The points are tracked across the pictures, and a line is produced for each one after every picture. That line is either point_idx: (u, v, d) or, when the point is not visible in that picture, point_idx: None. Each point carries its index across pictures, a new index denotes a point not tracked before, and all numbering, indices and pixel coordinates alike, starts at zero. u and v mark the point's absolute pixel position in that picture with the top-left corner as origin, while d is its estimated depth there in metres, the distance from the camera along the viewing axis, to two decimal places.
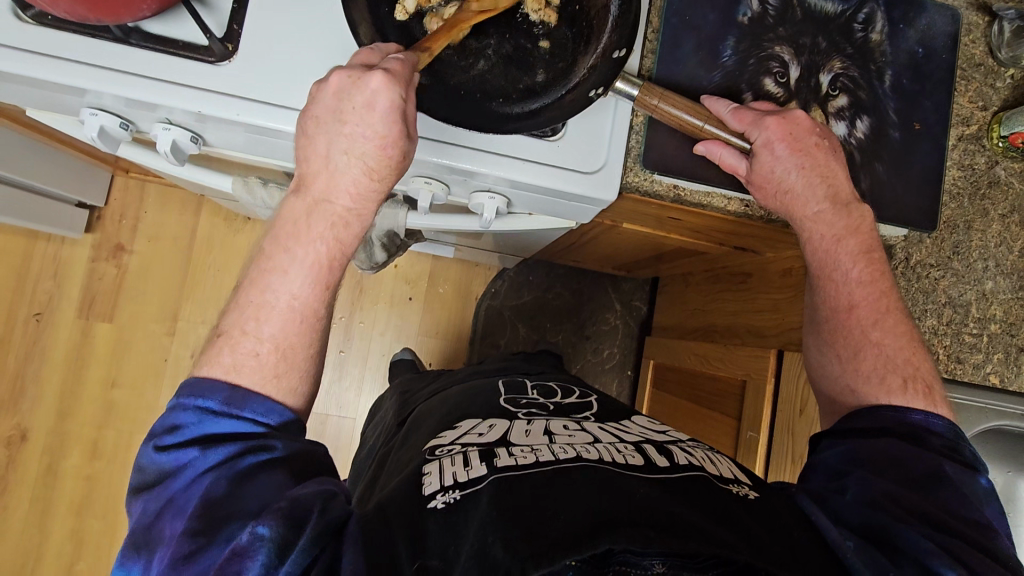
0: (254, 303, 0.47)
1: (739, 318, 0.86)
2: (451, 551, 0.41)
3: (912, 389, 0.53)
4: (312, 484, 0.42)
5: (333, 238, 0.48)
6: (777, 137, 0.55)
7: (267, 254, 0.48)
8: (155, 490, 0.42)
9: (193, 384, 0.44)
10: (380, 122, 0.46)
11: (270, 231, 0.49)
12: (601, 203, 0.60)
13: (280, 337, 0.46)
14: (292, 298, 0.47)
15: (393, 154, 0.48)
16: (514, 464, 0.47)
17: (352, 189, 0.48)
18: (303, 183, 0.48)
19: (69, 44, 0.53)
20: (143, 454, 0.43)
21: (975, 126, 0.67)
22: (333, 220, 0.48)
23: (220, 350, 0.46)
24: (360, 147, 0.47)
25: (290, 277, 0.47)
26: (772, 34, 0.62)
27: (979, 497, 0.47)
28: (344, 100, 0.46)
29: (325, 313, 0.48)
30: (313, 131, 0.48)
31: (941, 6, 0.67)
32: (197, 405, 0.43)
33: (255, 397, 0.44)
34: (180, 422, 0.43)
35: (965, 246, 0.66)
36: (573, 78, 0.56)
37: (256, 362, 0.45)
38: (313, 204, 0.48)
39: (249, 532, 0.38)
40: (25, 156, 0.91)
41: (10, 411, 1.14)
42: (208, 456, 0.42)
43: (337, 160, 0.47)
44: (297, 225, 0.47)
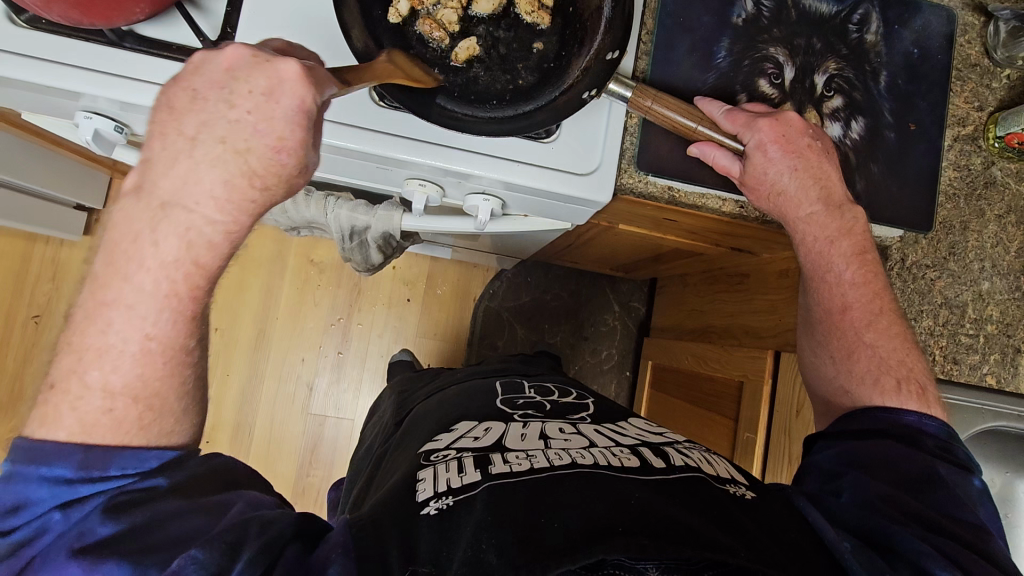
0: (93, 346, 0.39)
1: (736, 319, 0.86)
2: (443, 556, 0.41)
3: (906, 390, 0.53)
4: (230, 509, 0.40)
5: (190, 262, 0.40)
6: (769, 139, 0.55)
7: (102, 281, 0.39)
8: (4, 567, 0.36)
9: (30, 449, 0.38)
10: (280, 118, 0.39)
11: (102, 248, 0.40)
12: (595, 204, 0.59)
13: (137, 385, 0.40)
14: (144, 338, 0.40)
15: (286, 160, 0.40)
16: (509, 469, 0.47)
17: (216, 194, 0.39)
18: (150, 180, 0.39)
19: (62, 47, 0.53)
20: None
21: (971, 127, 0.67)
22: (185, 230, 0.39)
23: (57, 409, 0.39)
24: (247, 141, 0.39)
25: (136, 311, 0.39)
26: (767, 36, 0.62)
27: (974, 499, 0.47)
28: (239, 80, 0.39)
29: (191, 351, 0.42)
30: (185, 107, 0.39)
31: (937, 7, 0.67)
32: (40, 472, 0.37)
33: (121, 452, 0.39)
34: (21, 496, 0.37)
35: (961, 247, 0.66)
36: (566, 80, 0.56)
37: (110, 418, 0.39)
38: (161, 209, 0.39)
39: (180, 558, 0.35)
40: (22, 159, 0.91)
41: (8, 414, 1.14)
42: (74, 516, 0.37)
43: (206, 148, 0.39)
44: (139, 241, 0.39)
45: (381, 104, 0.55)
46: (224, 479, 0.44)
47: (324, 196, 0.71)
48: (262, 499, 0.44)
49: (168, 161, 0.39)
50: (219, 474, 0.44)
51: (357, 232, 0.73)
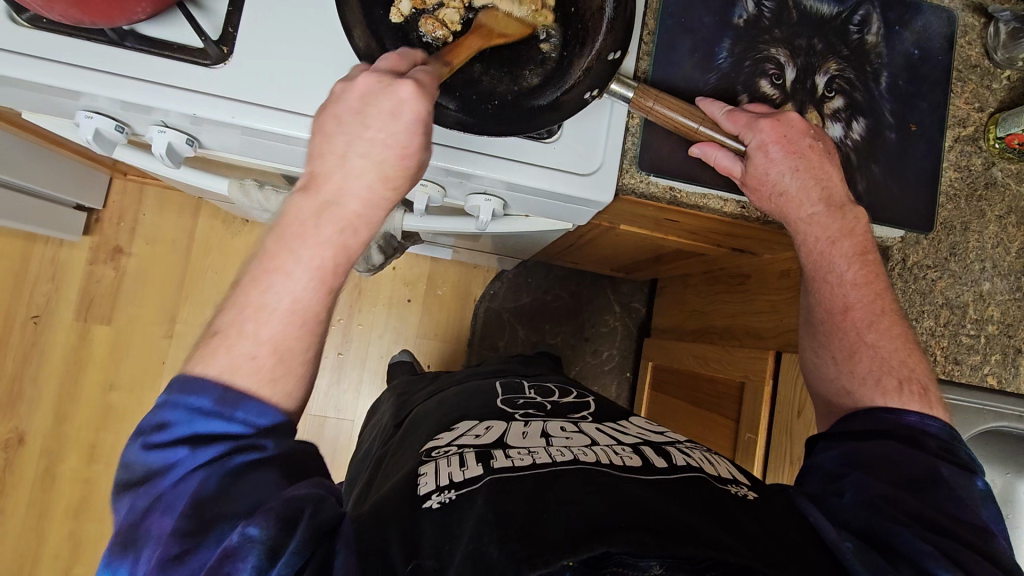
0: (253, 303, 0.44)
1: (737, 320, 0.86)
2: (446, 550, 0.41)
3: (908, 391, 0.53)
4: (301, 484, 0.40)
5: (340, 244, 0.45)
6: (770, 140, 0.55)
7: (270, 252, 0.45)
8: (142, 489, 0.40)
9: (184, 382, 0.42)
10: (403, 133, 0.44)
11: (272, 228, 0.46)
12: (597, 205, 0.60)
13: (279, 340, 0.44)
14: (293, 301, 0.44)
15: (411, 165, 0.46)
16: (511, 465, 0.47)
17: (363, 194, 0.45)
18: (311, 181, 0.45)
19: (63, 47, 0.53)
20: (129, 452, 0.41)
21: (971, 128, 0.67)
22: (340, 222, 0.45)
23: (214, 350, 0.43)
24: (380, 153, 0.45)
25: (292, 278, 0.44)
26: (768, 36, 0.62)
27: (976, 500, 0.47)
28: (369, 103, 0.44)
29: (326, 318, 0.46)
30: (332, 129, 0.45)
31: (937, 8, 0.67)
32: (187, 403, 0.41)
33: (251, 399, 0.42)
34: (168, 419, 0.41)
35: (962, 247, 0.66)
36: (568, 80, 0.56)
37: (252, 365, 0.43)
38: (320, 204, 0.45)
39: (238, 533, 0.37)
40: (22, 159, 0.91)
41: (8, 414, 1.14)
42: (200, 456, 0.40)
43: (353, 164, 0.45)
44: (304, 226, 0.45)
45: None
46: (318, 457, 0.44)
47: None
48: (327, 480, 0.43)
49: (326, 173, 0.45)
50: (316, 458, 0.44)
51: None
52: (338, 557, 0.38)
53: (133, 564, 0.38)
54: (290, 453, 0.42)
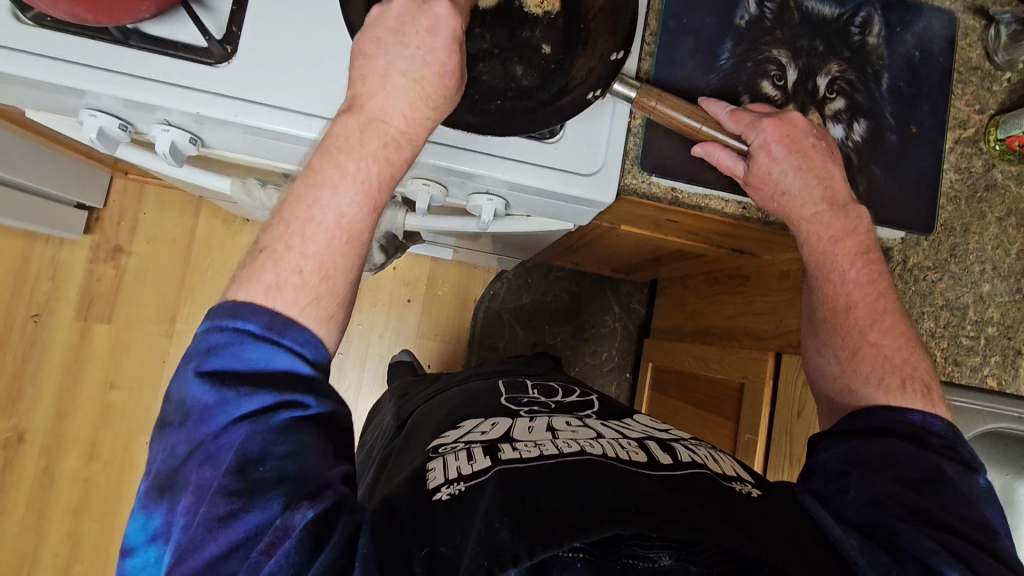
0: (300, 218, 0.44)
1: (737, 321, 0.86)
2: (458, 537, 0.41)
3: (911, 389, 0.53)
4: (336, 467, 0.41)
5: (384, 161, 0.46)
6: (774, 139, 0.56)
7: (316, 168, 0.45)
8: (189, 425, 0.40)
9: (233, 309, 0.42)
10: (441, 49, 0.46)
11: (317, 147, 0.46)
12: (599, 204, 0.60)
13: (325, 254, 0.44)
14: (339, 215, 0.45)
15: (450, 84, 0.47)
16: (519, 456, 0.47)
17: (406, 112, 0.46)
18: (356, 103, 0.46)
19: (67, 45, 0.53)
20: (180, 380, 0.41)
21: (972, 130, 0.67)
22: (383, 139, 0.46)
23: (262, 266, 0.43)
24: (419, 71, 0.46)
25: (339, 193, 0.45)
26: (769, 37, 0.63)
27: (979, 498, 0.47)
28: (408, 24, 0.46)
29: (367, 239, 0.47)
30: (373, 52, 0.46)
31: (938, 10, 0.67)
32: (237, 328, 0.41)
33: (297, 325, 0.42)
34: (218, 347, 0.41)
35: (962, 249, 0.66)
36: (571, 80, 0.56)
37: (298, 279, 0.43)
38: (367, 121, 0.46)
39: (297, 517, 0.37)
40: (25, 157, 0.91)
41: (8, 412, 1.14)
42: (246, 403, 0.40)
43: (394, 81, 0.46)
44: (349, 142, 0.45)
45: None
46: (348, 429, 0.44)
47: None
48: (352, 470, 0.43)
49: (367, 94, 0.46)
50: (348, 425, 0.44)
51: None
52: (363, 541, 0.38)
53: (177, 506, 0.39)
54: (331, 412, 0.42)
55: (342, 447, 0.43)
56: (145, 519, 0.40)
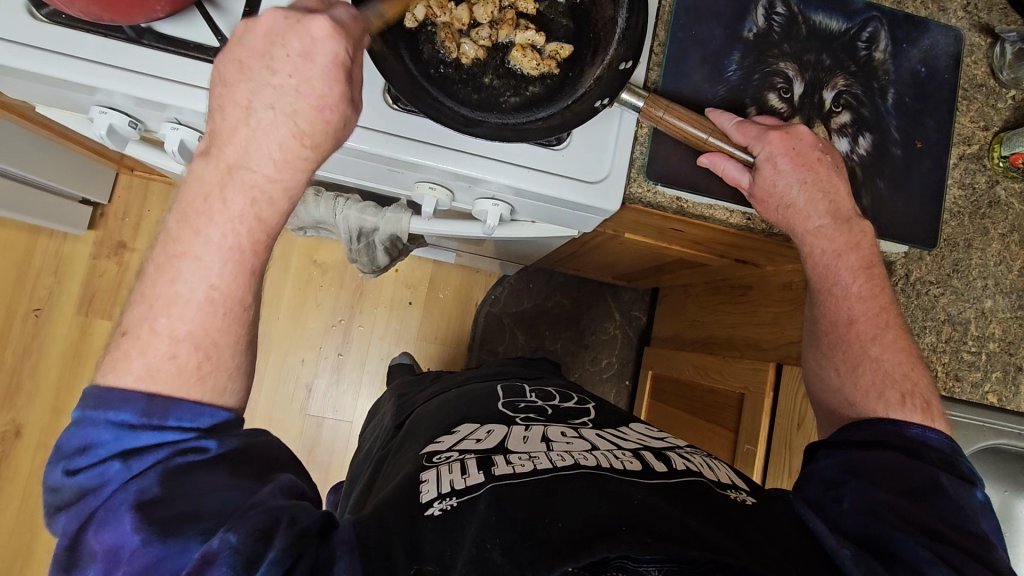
0: (163, 295, 0.42)
1: (738, 331, 0.86)
2: (447, 556, 0.41)
3: (911, 404, 0.53)
4: (268, 486, 0.41)
5: (253, 216, 0.43)
6: (780, 152, 0.56)
7: (175, 236, 0.42)
8: (75, 510, 0.38)
9: (101, 392, 0.40)
10: (319, 77, 0.43)
11: (174, 206, 0.43)
12: (604, 212, 0.60)
13: (199, 333, 0.42)
14: (209, 287, 0.42)
15: (330, 117, 0.44)
16: (511, 471, 0.47)
17: (276, 154, 0.43)
18: (213, 145, 0.43)
19: (80, 42, 0.53)
20: (53, 473, 0.39)
21: (976, 146, 0.68)
22: (250, 188, 0.43)
23: (128, 352, 0.41)
24: (293, 102, 0.43)
25: (203, 263, 0.42)
26: (777, 50, 0.63)
27: (977, 511, 0.47)
28: (277, 46, 0.42)
29: (251, 302, 0.44)
30: (236, 77, 0.43)
31: (944, 27, 0.67)
32: (106, 415, 0.39)
33: (180, 403, 0.40)
34: (87, 438, 0.39)
35: (965, 264, 0.67)
36: (580, 89, 0.57)
37: (172, 365, 0.41)
38: (226, 171, 0.43)
39: (218, 540, 0.36)
40: (31, 152, 0.92)
41: (5, 407, 1.13)
42: (134, 468, 0.38)
43: (260, 115, 0.42)
44: (210, 200, 0.42)
45: (396, 108, 0.56)
46: (275, 451, 0.45)
47: (334, 197, 0.72)
48: (297, 480, 0.44)
49: (229, 131, 0.43)
50: (269, 450, 0.44)
51: (364, 233, 0.74)
52: (339, 561, 0.39)
53: None
54: (236, 448, 0.41)
55: (263, 471, 0.42)
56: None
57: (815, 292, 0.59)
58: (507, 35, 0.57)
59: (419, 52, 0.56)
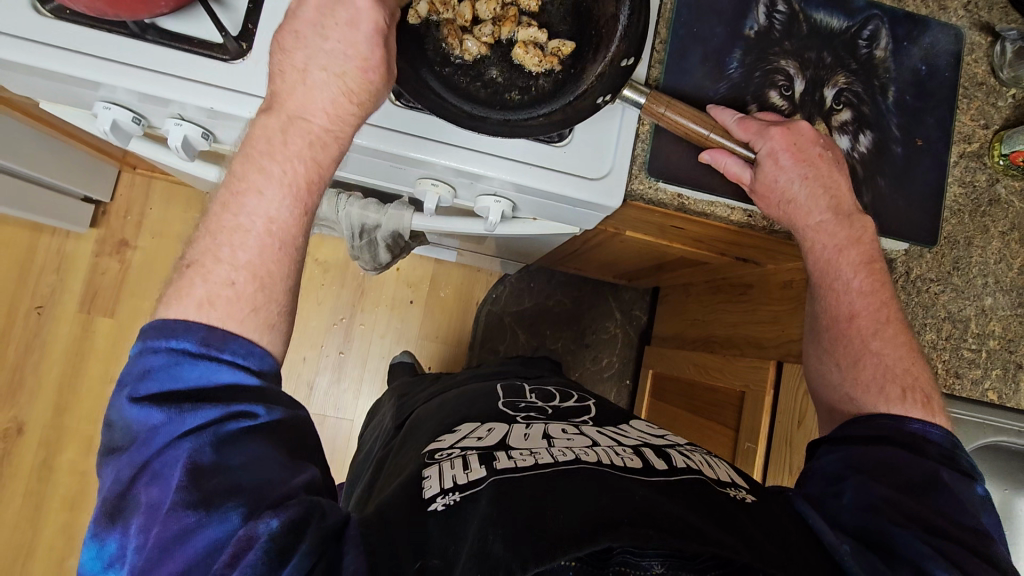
0: (227, 227, 0.42)
1: (739, 330, 0.86)
2: (451, 551, 0.41)
3: (911, 398, 0.53)
4: (302, 475, 0.40)
5: (311, 157, 0.45)
6: (781, 147, 0.56)
7: (237, 176, 0.43)
8: (129, 453, 0.38)
9: (163, 325, 0.40)
10: (363, 42, 0.45)
11: (238, 151, 0.44)
12: (606, 209, 0.60)
13: (257, 263, 0.42)
14: (268, 220, 0.43)
15: (373, 79, 0.46)
16: (514, 466, 0.48)
17: (330, 109, 0.45)
18: (274, 101, 0.45)
19: (84, 37, 0.53)
20: (114, 409, 0.39)
21: (976, 144, 0.68)
22: (307, 137, 0.44)
23: (190, 282, 0.41)
24: (341, 65, 0.45)
25: (264, 198, 0.43)
26: (778, 48, 0.63)
27: (977, 505, 0.47)
28: (326, 16, 0.45)
29: (303, 241, 0.45)
30: (292, 45, 0.45)
31: (944, 26, 0.68)
32: (168, 347, 0.39)
33: (237, 337, 0.40)
34: (149, 369, 0.39)
35: (965, 262, 0.67)
36: (582, 86, 0.57)
37: (231, 292, 0.41)
38: (287, 120, 0.44)
39: (260, 524, 0.36)
40: (34, 149, 0.92)
41: (8, 404, 1.13)
42: (187, 421, 0.38)
43: (314, 75, 0.45)
44: (272, 143, 0.44)
45: (398, 103, 0.56)
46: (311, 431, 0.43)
47: (337, 194, 0.73)
48: (317, 479, 0.42)
49: (287, 91, 0.45)
50: (305, 425, 0.43)
51: (366, 230, 0.74)
52: (348, 556, 0.38)
53: (126, 532, 0.37)
54: (281, 420, 0.41)
55: (301, 452, 0.41)
56: (90, 557, 0.37)
57: (816, 288, 0.59)
58: (509, 31, 0.57)
59: (422, 48, 0.56)
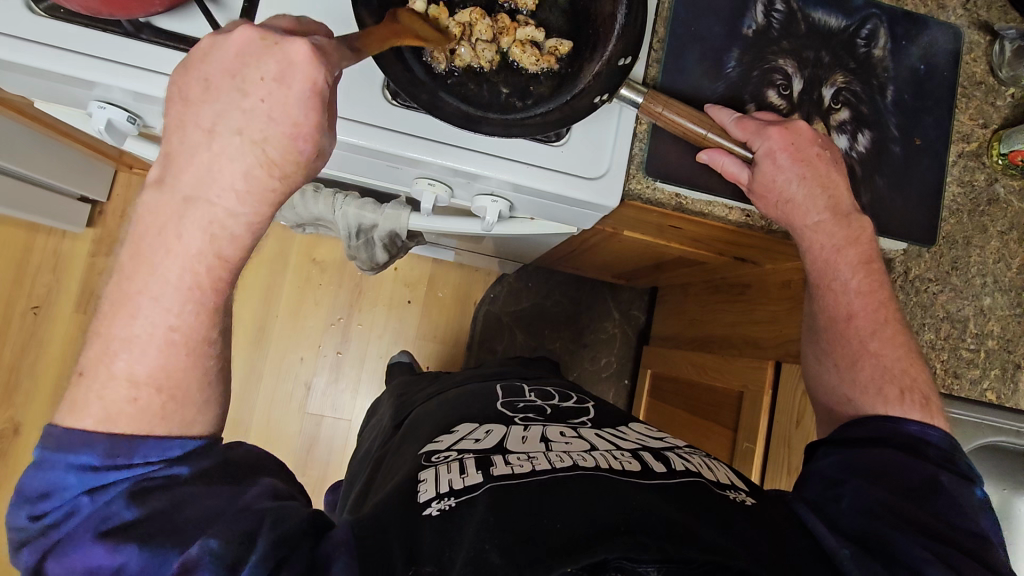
0: (122, 335, 0.40)
1: (738, 329, 0.86)
2: (446, 557, 0.40)
3: (909, 400, 0.53)
4: (251, 491, 0.41)
5: (214, 254, 0.41)
6: (779, 147, 0.56)
7: (131, 271, 0.41)
8: (40, 547, 0.38)
9: (62, 433, 0.38)
10: (294, 104, 0.40)
11: (131, 233, 0.41)
12: (603, 209, 0.60)
13: (161, 372, 0.40)
14: (170, 327, 0.40)
15: (304, 148, 0.41)
16: (511, 471, 0.47)
17: (240, 187, 0.41)
18: (171, 171, 0.41)
19: (77, 36, 0.53)
20: (14, 515, 0.38)
21: (975, 144, 0.68)
22: (209, 223, 0.41)
23: (87, 395, 0.39)
24: (263, 130, 0.40)
25: (163, 301, 0.40)
26: (777, 47, 0.63)
27: (976, 508, 0.47)
28: (250, 67, 0.40)
29: (218, 336, 0.42)
30: (200, 97, 0.41)
31: (943, 25, 0.68)
32: (68, 458, 0.38)
33: (145, 438, 0.39)
34: (51, 482, 0.38)
35: (963, 261, 0.67)
36: (579, 85, 0.57)
37: (135, 406, 0.40)
38: (184, 201, 0.40)
39: (198, 547, 0.36)
40: (30, 149, 0.91)
41: (4, 405, 1.13)
42: (100, 501, 0.38)
43: (226, 142, 0.40)
44: (168, 229, 0.40)
45: (395, 104, 0.56)
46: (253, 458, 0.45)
47: (333, 193, 0.73)
48: (280, 485, 0.44)
49: (189, 155, 0.40)
50: (249, 458, 0.44)
51: (363, 230, 0.74)
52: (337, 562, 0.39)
53: None
54: (210, 465, 0.41)
55: (246, 475, 0.42)
56: None
57: (815, 288, 0.59)
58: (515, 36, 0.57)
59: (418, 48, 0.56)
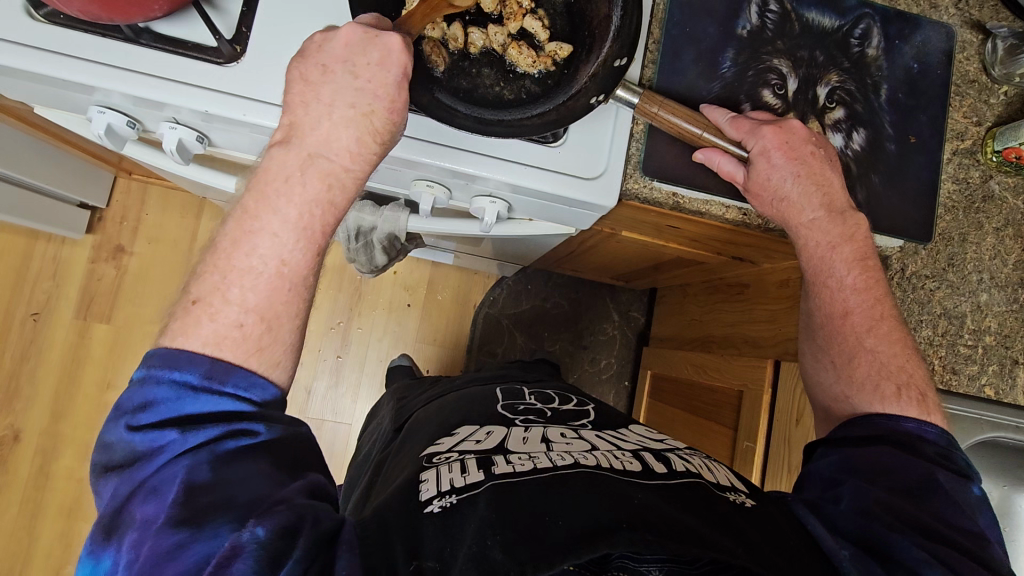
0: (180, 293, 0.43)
1: (736, 330, 0.86)
2: (447, 553, 0.41)
3: (906, 396, 0.53)
4: (292, 483, 0.40)
5: (327, 201, 0.46)
6: (773, 146, 0.56)
7: (253, 213, 0.44)
8: (127, 472, 0.39)
9: (169, 355, 0.41)
10: (392, 84, 0.46)
11: (250, 187, 0.45)
12: (601, 209, 0.60)
13: (266, 306, 0.43)
14: (280, 262, 0.44)
15: (398, 120, 0.48)
16: (511, 470, 0.47)
17: (352, 149, 0.46)
18: (294, 135, 0.46)
19: (77, 42, 0.53)
20: (111, 430, 0.40)
21: (969, 141, 0.68)
22: (327, 175, 0.46)
23: (197, 321, 0.42)
24: (370, 104, 0.46)
25: (279, 239, 0.44)
26: (771, 47, 0.64)
27: (973, 505, 0.47)
28: (358, 55, 0.46)
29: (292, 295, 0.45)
30: (319, 79, 0.46)
31: (935, 24, 0.68)
32: (171, 377, 0.40)
33: (241, 371, 0.41)
34: (152, 397, 0.40)
35: (959, 258, 0.67)
36: (574, 87, 0.57)
37: (239, 333, 0.42)
38: (307, 158, 0.45)
39: (247, 532, 0.36)
40: (28, 156, 0.92)
41: (4, 411, 1.13)
42: (189, 441, 0.39)
43: (341, 113, 0.46)
44: (291, 181, 0.45)
45: None
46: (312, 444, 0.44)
47: None
48: (322, 481, 0.43)
49: (311, 123, 0.46)
50: (311, 444, 0.44)
51: (363, 233, 0.74)
52: (341, 559, 0.38)
53: (118, 550, 0.37)
54: (282, 436, 0.41)
55: (298, 462, 0.42)
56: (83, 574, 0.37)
57: (812, 287, 0.59)
58: (519, 25, 0.58)
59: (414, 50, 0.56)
